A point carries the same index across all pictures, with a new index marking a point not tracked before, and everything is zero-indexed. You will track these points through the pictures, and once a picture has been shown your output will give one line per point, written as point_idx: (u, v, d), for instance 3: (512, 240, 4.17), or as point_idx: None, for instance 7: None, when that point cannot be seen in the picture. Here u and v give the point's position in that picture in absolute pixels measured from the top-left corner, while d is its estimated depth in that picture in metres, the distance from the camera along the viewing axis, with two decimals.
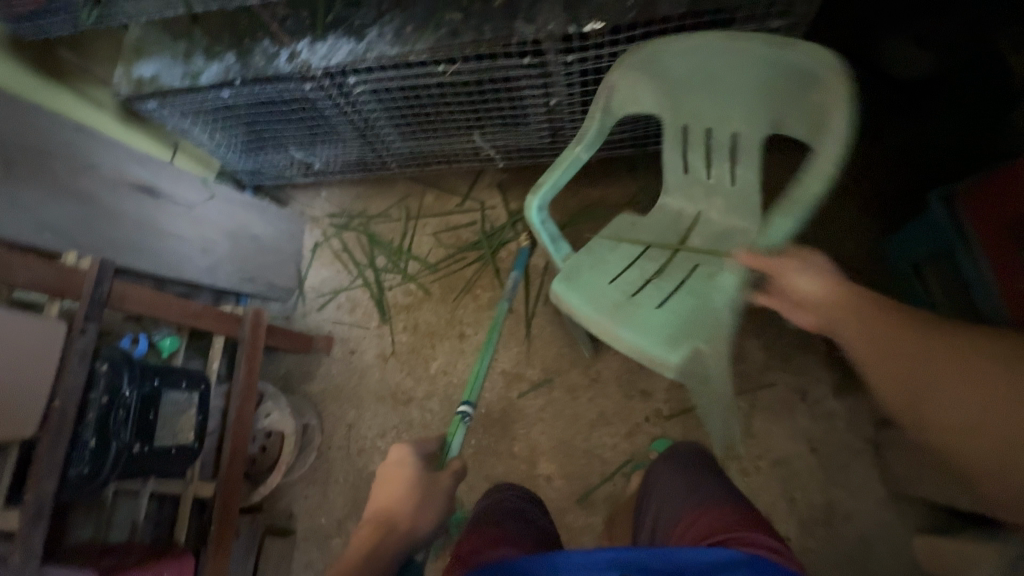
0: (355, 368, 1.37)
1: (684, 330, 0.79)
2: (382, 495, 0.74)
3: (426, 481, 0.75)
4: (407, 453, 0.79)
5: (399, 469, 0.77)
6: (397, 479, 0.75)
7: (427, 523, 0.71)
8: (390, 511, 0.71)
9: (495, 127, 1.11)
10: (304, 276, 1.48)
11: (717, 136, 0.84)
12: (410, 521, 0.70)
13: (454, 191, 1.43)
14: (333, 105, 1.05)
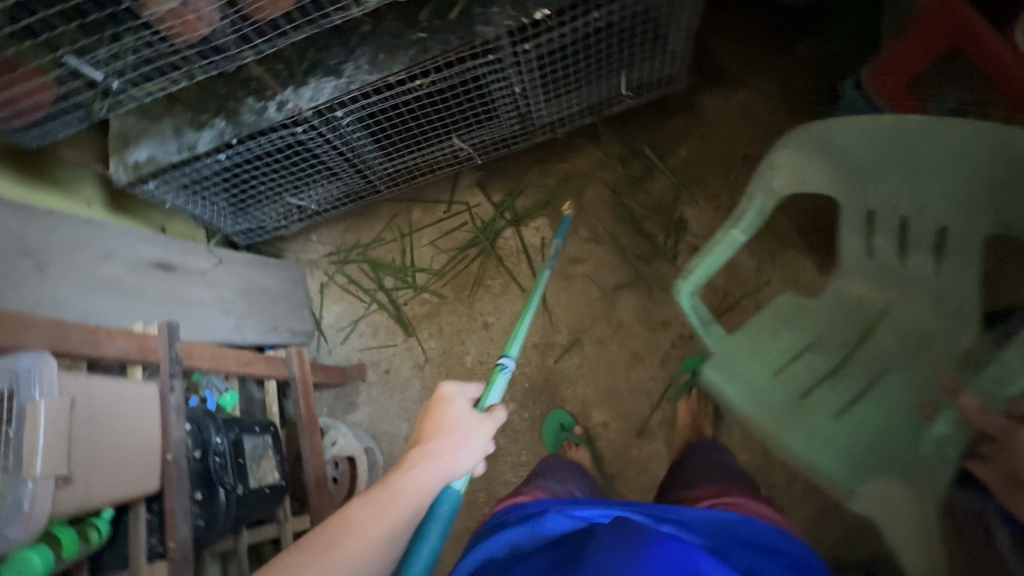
0: (396, 384, 1.44)
1: (867, 458, 0.83)
2: (432, 423, 0.76)
3: (467, 416, 0.77)
4: (451, 393, 0.79)
5: (443, 405, 0.77)
6: (441, 415, 0.77)
7: (468, 457, 0.74)
8: (428, 443, 0.73)
9: (469, 126, 1.23)
10: (320, 317, 1.54)
11: (885, 219, 0.85)
12: (447, 454, 0.73)
13: (439, 199, 1.53)
14: (322, 141, 1.14)
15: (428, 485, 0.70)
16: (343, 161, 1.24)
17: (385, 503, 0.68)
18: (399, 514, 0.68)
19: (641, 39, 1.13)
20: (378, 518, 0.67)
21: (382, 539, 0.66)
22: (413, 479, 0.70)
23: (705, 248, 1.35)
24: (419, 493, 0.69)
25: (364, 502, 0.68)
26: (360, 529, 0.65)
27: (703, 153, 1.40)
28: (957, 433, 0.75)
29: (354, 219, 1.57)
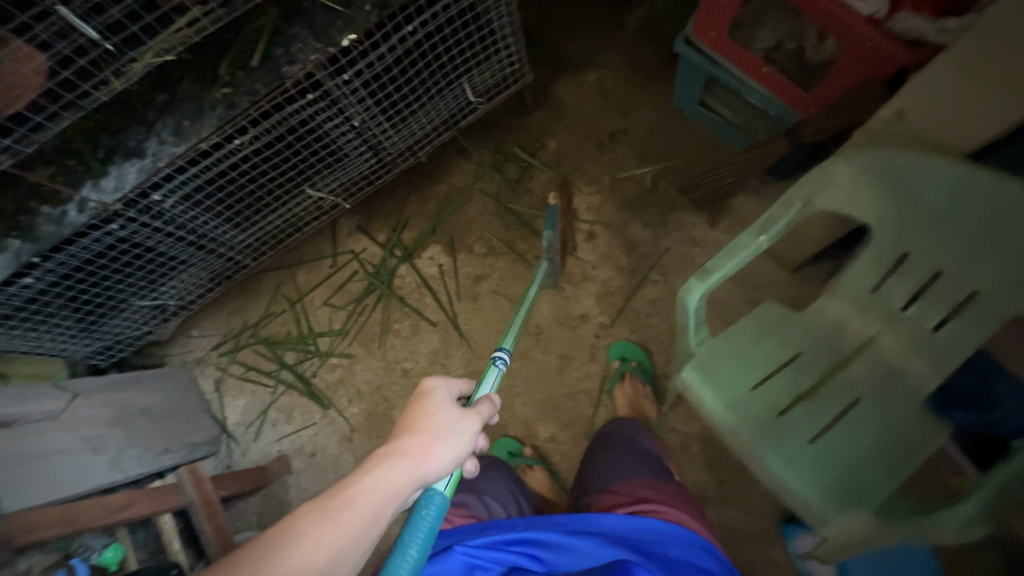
0: (326, 464, 1.30)
1: (850, 494, 0.81)
2: (412, 416, 0.60)
3: (451, 410, 0.61)
4: (437, 386, 0.63)
5: (424, 398, 0.62)
6: (424, 410, 0.61)
7: (446, 458, 0.58)
8: (399, 441, 0.58)
9: (320, 172, 1.13)
10: (225, 417, 1.37)
11: (909, 262, 0.81)
12: (419, 455, 0.57)
13: (321, 254, 1.42)
14: (153, 231, 1.01)
15: (389, 494, 0.54)
16: (190, 243, 1.10)
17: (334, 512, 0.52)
18: (351, 527, 0.52)
19: (469, 43, 1.09)
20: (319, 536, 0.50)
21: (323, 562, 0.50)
22: (373, 485, 0.54)
23: (601, 232, 1.33)
24: (377, 506, 0.53)
25: (307, 515, 0.51)
26: (299, 547, 0.49)
27: (573, 139, 1.39)
28: (983, 511, 0.69)
29: (234, 300, 1.42)
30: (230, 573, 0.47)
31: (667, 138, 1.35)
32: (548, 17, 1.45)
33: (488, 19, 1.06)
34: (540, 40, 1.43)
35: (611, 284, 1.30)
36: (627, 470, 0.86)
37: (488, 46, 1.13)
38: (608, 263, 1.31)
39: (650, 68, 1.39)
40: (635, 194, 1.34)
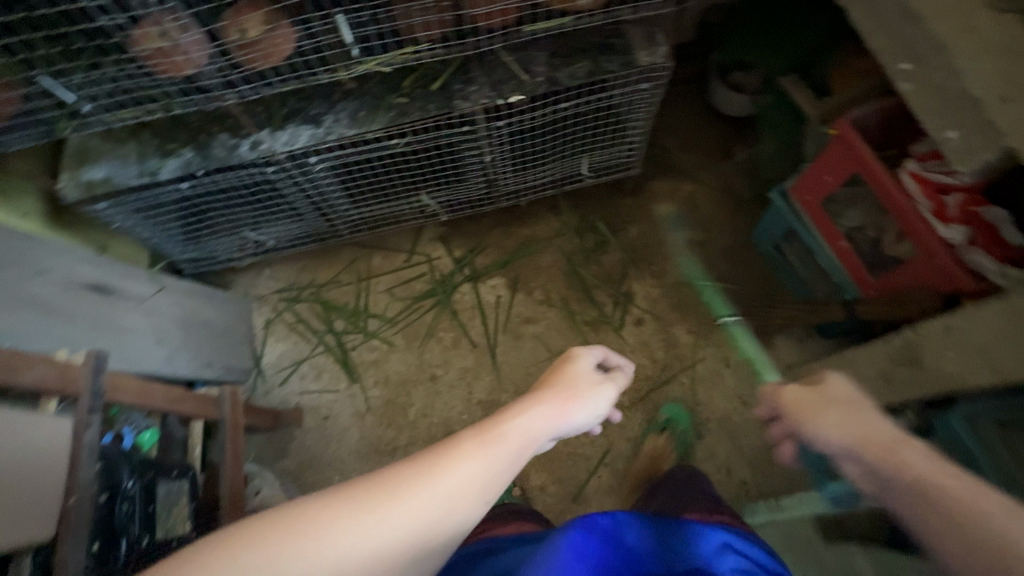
0: (332, 432, 1.38)
1: None
2: (555, 376, 0.70)
3: (585, 376, 0.70)
4: (584, 358, 0.72)
5: (567, 363, 0.71)
6: (566, 371, 0.70)
7: (580, 415, 0.66)
8: (543, 393, 0.65)
9: (439, 184, 1.28)
10: (261, 354, 1.48)
11: None
12: (560, 408, 0.64)
13: (400, 248, 1.56)
14: (292, 183, 1.16)
15: (530, 435, 0.60)
16: (309, 202, 1.24)
17: (481, 444, 0.56)
18: (505, 454, 0.56)
19: (603, 130, 1.25)
20: (473, 459, 0.54)
21: (477, 479, 0.54)
22: (524, 423, 0.60)
23: (648, 322, 1.44)
24: (521, 441, 0.58)
25: (458, 441, 0.56)
26: (452, 464, 0.53)
27: (651, 234, 1.53)
28: None
29: (312, 258, 1.57)
30: (391, 476, 0.51)
31: (733, 264, 1.48)
32: (667, 126, 1.63)
33: (626, 118, 1.23)
34: (654, 143, 1.61)
35: (642, 371, 1.40)
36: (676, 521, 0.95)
37: (617, 138, 1.29)
38: (647, 353, 1.42)
39: (739, 199, 1.55)
40: (690, 301, 1.46)
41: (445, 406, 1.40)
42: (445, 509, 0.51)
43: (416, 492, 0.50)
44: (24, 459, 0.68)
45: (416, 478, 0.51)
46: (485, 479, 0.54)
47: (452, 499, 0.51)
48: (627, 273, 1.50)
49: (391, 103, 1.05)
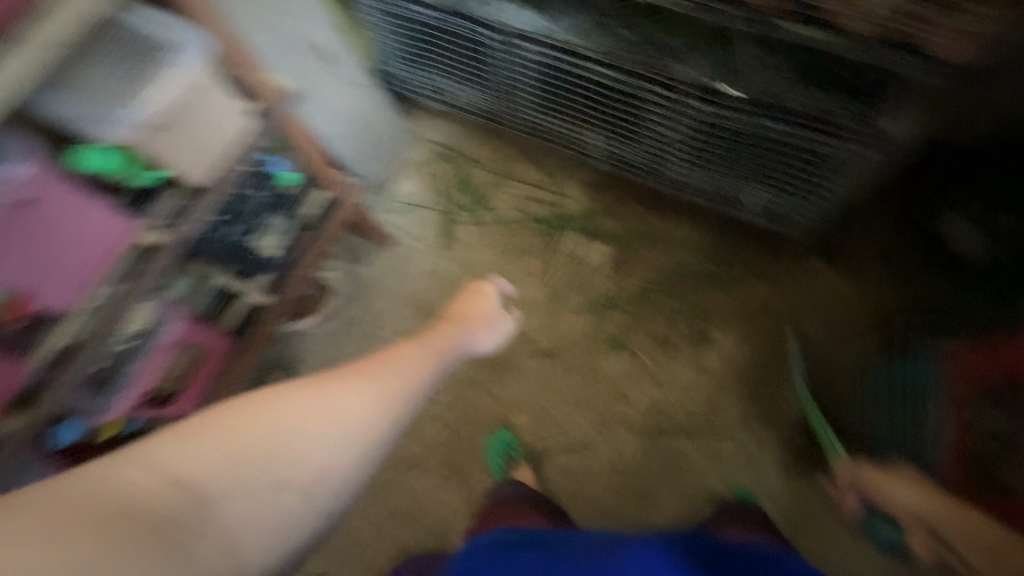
0: (402, 271, 1.55)
1: None
2: (466, 306, 1.14)
3: (489, 313, 1.16)
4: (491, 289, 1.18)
5: (475, 296, 1.15)
6: (483, 303, 1.14)
7: (483, 341, 1.11)
8: (462, 315, 1.12)
9: (611, 133, 1.30)
10: (394, 182, 1.65)
11: None
12: (477, 331, 1.10)
13: (547, 169, 1.63)
14: (498, 57, 1.25)
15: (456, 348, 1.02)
16: (504, 85, 1.34)
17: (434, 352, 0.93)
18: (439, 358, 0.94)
19: (794, 178, 1.16)
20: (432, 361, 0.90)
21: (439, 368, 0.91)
22: (461, 334, 1.05)
23: (707, 374, 1.38)
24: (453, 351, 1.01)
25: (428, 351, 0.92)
26: (428, 361, 0.88)
27: (771, 304, 1.42)
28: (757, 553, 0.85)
29: (477, 133, 1.68)
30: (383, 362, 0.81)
31: (833, 385, 1.33)
32: (871, 220, 1.43)
33: (826, 179, 1.12)
34: (845, 226, 1.43)
35: (670, 409, 1.36)
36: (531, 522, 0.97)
37: (805, 194, 1.19)
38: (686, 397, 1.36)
39: None
40: (762, 384, 1.36)
41: None
42: (425, 379, 0.84)
43: (389, 385, 0.76)
44: (207, 126, 0.90)
45: (404, 366, 0.82)
46: (441, 365, 0.93)
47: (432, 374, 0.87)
48: (723, 321, 1.42)
49: (622, 33, 1.09)
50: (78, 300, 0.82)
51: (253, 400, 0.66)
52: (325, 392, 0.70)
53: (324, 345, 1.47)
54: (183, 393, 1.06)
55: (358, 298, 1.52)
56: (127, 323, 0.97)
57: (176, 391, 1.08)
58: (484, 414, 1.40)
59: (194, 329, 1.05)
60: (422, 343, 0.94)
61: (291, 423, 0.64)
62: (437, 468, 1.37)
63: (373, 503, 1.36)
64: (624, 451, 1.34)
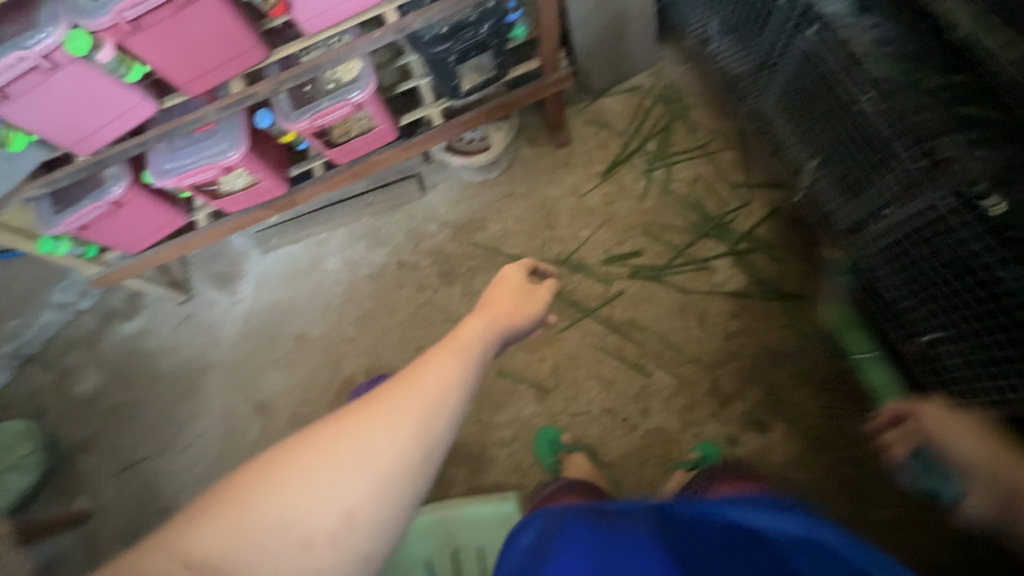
0: (554, 173, 1.58)
1: None
2: (495, 292, 0.78)
3: (524, 295, 0.79)
4: (517, 271, 0.82)
5: (500, 282, 0.79)
6: (501, 290, 0.78)
7: (519, 325, 0.75)
8: (488, 306, 0.75)
9: (831, 174, 1.11)
10: (606, 94, 1.62)
11: None
12: (509, 316, 0.74)
13: (746, 173, 1.48)
14: (779, 29, 1.11)
15: (485, 342, 0.67)
16: (764, 60, 1.20)
17: (452, 348, 0.63)
18: (471, 354, 0.63)
19: (987, 344, 0.90)
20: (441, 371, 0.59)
21: (461, 362, 0.61)
22: (490, 326, 0.70)
23: (734, 451, 1.28)
24: (480, 349, 0.65)
25: (433, 361, 0.61)
26: (446, 363, 0.60)
27: (851, 443, 1.24)
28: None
29: (710, 97, 1.56)
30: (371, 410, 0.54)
31: None
32: None
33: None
34: None
35: (676, 447, 1.30)
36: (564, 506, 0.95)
37: (981, 371, 0.92)
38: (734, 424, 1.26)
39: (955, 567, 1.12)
40: None
41: (595, 257, 1.49)
42: (454, 390, 0.57)
43: (432, 378, 0.57)
44: None
45: (430, 372, 0.58)
46: (481, 364, 0.64)
47: (463, 379, 0.59)
48: (792, 418, 1.28)
49: (920, 75, 0.89)
50: (319, 30, 1.01)
51: (244, 477, 0.51)
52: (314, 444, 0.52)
53: (457, 187, 1.62)
54: (344, 145, 1.28)
55: (505, 169, 1.61)
56: (340, 70, 1.15)
57: (338, 142, 1.28)
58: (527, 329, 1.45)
59: (379, 108, 1.21)
60: (443, 344, 0.63)
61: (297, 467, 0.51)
62: None
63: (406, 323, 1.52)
64: (609, 446, 1.33)
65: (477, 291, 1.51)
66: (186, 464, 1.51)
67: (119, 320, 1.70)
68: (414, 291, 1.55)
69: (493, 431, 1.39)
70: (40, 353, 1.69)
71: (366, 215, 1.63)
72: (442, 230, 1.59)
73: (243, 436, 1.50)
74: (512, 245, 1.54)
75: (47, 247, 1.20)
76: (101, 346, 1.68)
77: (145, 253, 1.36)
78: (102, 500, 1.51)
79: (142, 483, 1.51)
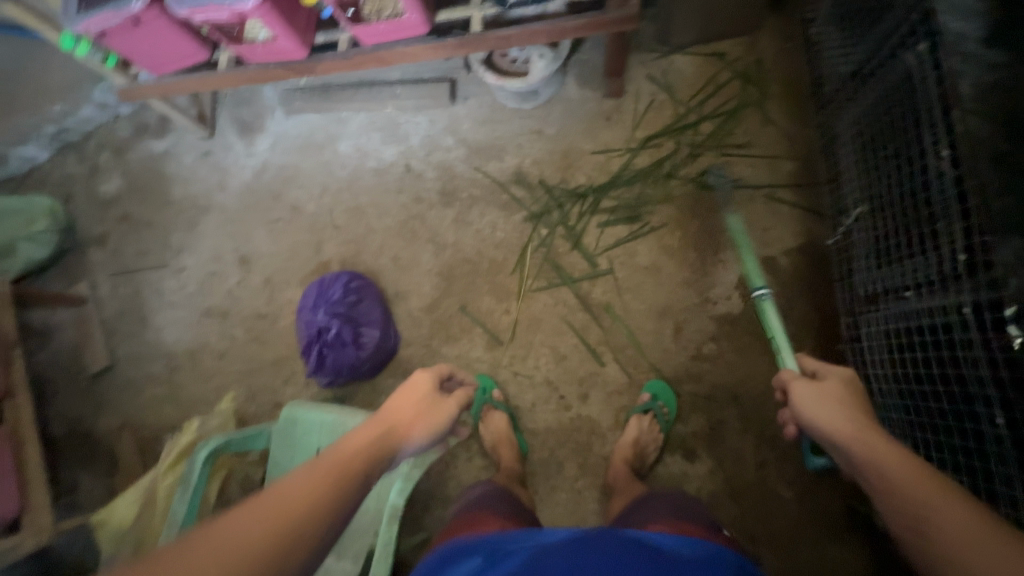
0: (591, 124, 1.43)
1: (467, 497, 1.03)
2: (400, 402, 0.78)
3: (432, 404, 0.81)
4: (427, 378, 0.84)
5: (408, 389, 0.80)
6: (410, 394, 0.79)
7: (422, 438, 0.76)
8: (393, 412, 0.75)
9: (872, 231, 0.94)
10: (682, 53, 1.41)
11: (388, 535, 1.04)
12: (411, 429, 0.74)
13: (797, 194, 1.30)
14: (886, 37, 0.88)
15: (373, 459, 0.65)
16: (864, 65, 0.95)
17: (341, 465, 0.60)
18: (348, 475, 0.60)
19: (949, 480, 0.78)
20: (334, 498, 0.56)
21: (350, 498, 0.58)
22: (383, 437, 0.69)
23: (653, 466, 1.24)
24: (366, 466, 0.63)
25: (319, 482, 0.57)
26: (316, 493, 0.55)
27: (772, 504, 1.18)
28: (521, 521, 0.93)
29: (796, 94, 1.34)
30: (257, 527, 0.50)
31: None
32: None
33: None
34: None
35: (598, 439, 1.27)
36: (487, 500, 0.96)
37: None
38: (672, 421, 1.23)
39: None
40: None
41: (598, 227, 1.38)
42: (309, 529, 0.52)
43: (283, 521, 0.51)
44: None
45: (285, 505, 0.53)
46: (356, 497, 0.59)
47: (326, 518, 0.55)
48: (722, 457, 1.22)
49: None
50: None
51: None
52: None
53: (488, 107, 1.50)
54: (370, 26, 1.19)
55: (543, 104, 1.46)
56: None
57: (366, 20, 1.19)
58: (501, 276, 1.40)
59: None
60: (314, 464, 0.59)
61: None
62: (441, 263, 1.44)
63: (392, 228, 1.50)
64: (534, 415, 1.31)
65: (469, 222, 1.45)
66: (169, 288, 1.63)
67: (149, 136, 1.76)
68: (410, 200, 1.50)
69: (435, 361, 1.39)
70: (77, 142, 1.79)
71: (390, 105, 1.55)
72: (457, 147, 1.50)
73: (221, 281, 1.59)
74: (520, 187, 1.44)
75: (67, 45, 1.24)
76: (128, 156, 1.76)
77: (167, 78, 1.36)
78: (96, 293, 1.66)
79: (133, 290, 1.65)
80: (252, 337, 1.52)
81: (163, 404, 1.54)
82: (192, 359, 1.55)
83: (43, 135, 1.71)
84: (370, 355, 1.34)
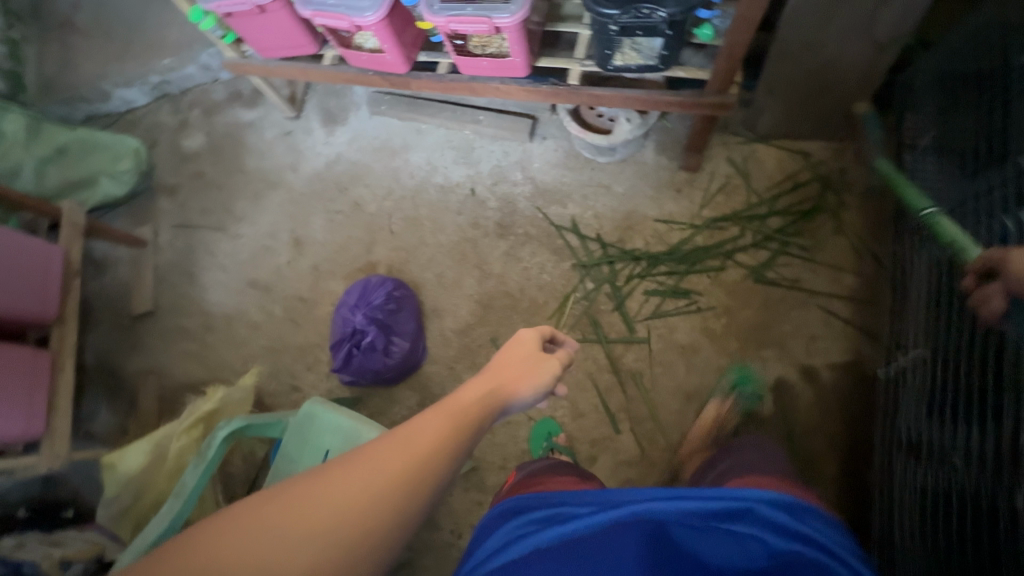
0: (660, 192, 1.44)
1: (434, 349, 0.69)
2: (504, 356, 0.75)
3: (536, 359, 0.76)
4: (532, 335, 0.80)
5: (513, 342, 0.77)
6: (515, 351, 0.76)
7: (529, 394, 0.71)
8: (500, 368, 0.73)
9: (927, 377, 0.92)
10: (766, 144, 1.41)
11: None
12: (518, 385, 0.71)
13: (854, 310, 1.27)
14: (985, 192, 0.87)
15: (486, 410, 0.64)
16: (956, 209, 0.94)
17: (461, 410, 0.60)
18: (466, 419, 0.59)
19: None
20: (457, 436, 0.56)
21: (470, 439, 0.58)
22: (492, 391, 0.66)
23: None
24: (480, 414, 0.62)
25: (444, 419, 0.57)
26: (439, 432, 0.55)
27: None
28: None
29: (874, 210, 1.32)
30: (388, 458, 0.50)
31: None
32: None
33: None
34: None
35: None
36: None
37: None
38: None
39: None
40: None
41: (645, 294, 1.37)
42: (438, 463, 0.52)
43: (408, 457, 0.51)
44: None
45: (414, 437, 0.53)
46: (474, 441, 0.59)
47: (449, 454, 0.54)
48: None
49: None
50: None
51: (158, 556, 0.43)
52: (302, 507, 0.46)
53: (563, 151, 1.53)
54: (474, 58, 1.23)
55: (617, 161, 1.47)
56: None
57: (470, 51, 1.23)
58: (538, 318, 1.41)
59: (521, 41, 1.14)
60: (438, 406, 0.59)
61: (298, 523, 0.45)
62: (482, 291, 1.46)
63: (444, 246, 1.53)
64: None
65: (518, 258, 1.47)
66: (222, 251, 1.69)
67: (239, 105, 1.85)
68: (467, 223, 1.53)
69: (454, 385, 1.40)
70: (174, 95, 1.89)
71: (470, 129, 1.59)
72: (525, 183, 1.53)
73: (272, 256, 1.65)
74: (576, 236, 1.45)
75: (194, 18, 1.32)
76: (216, 118, 1.85)
77: (273, 63, 1.43)
78: (156, 239, 1.74)
79: (189, 245, 1.72)
80: (287, 317, 1.57)
81: (190, 359, 1.59)
82: (227, 324, 1.61)
83: (146, 83, 1.82)
84: (395, 364, 1.36)
